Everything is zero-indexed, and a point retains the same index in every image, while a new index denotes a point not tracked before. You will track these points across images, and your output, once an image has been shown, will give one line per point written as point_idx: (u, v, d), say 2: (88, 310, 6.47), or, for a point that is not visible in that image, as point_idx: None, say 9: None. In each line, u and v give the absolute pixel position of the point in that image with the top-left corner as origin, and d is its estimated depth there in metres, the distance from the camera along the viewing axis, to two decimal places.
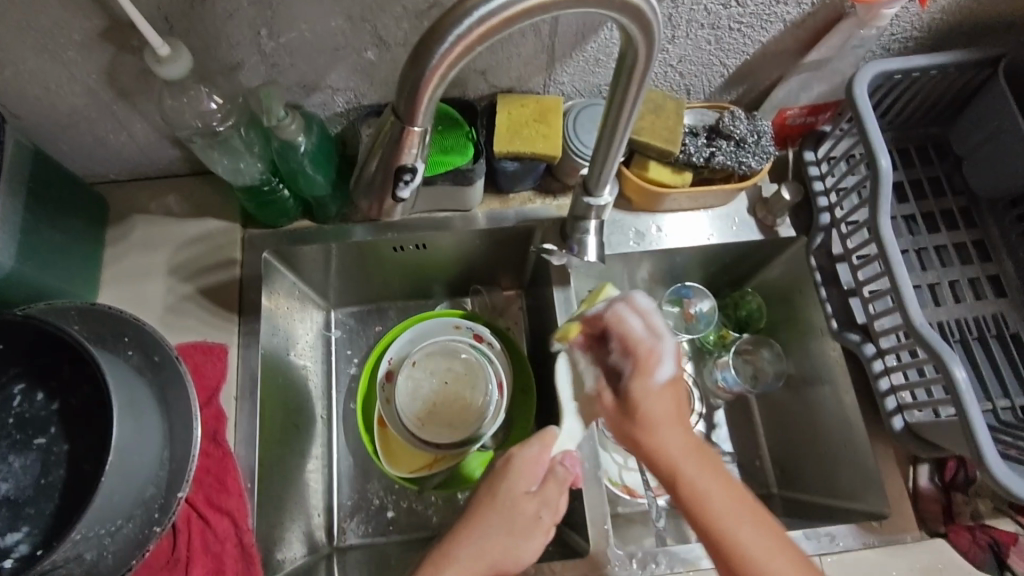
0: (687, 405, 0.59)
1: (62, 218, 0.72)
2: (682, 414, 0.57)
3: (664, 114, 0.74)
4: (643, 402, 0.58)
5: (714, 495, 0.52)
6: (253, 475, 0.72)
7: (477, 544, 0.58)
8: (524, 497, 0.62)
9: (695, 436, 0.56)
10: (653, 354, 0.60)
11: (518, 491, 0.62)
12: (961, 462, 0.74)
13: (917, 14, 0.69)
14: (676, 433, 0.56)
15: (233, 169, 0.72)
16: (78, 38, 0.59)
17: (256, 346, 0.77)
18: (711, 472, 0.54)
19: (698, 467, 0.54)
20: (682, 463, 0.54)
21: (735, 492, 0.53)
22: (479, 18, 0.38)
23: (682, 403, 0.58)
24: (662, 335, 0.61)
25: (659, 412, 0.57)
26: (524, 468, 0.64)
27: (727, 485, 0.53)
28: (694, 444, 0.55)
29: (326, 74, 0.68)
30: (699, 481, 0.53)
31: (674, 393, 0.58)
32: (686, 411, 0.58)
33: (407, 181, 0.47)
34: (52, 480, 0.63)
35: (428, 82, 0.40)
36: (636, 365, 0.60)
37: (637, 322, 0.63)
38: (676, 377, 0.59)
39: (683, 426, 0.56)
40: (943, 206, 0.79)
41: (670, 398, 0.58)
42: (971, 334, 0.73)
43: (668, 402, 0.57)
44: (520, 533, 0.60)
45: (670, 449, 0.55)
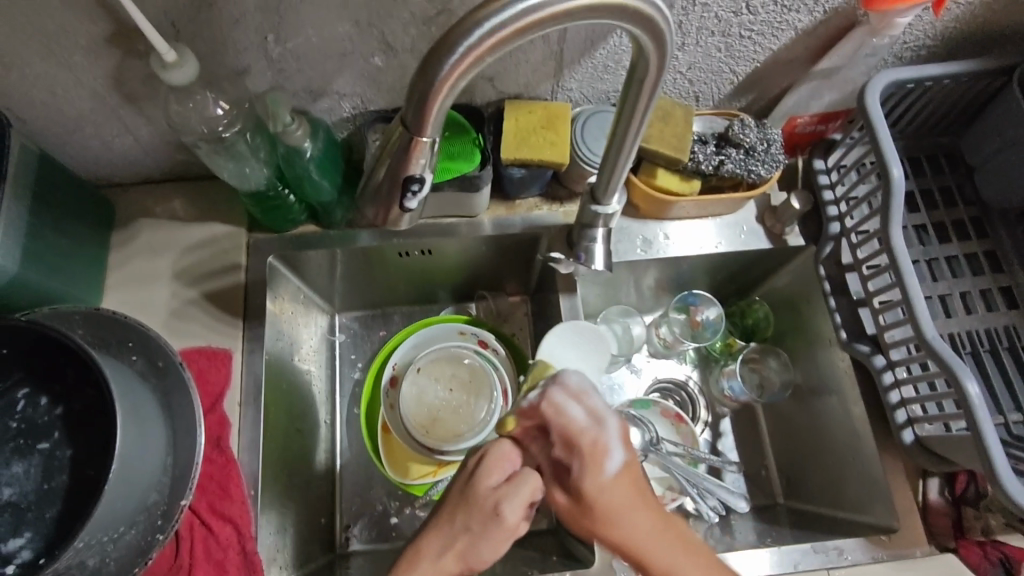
0: (644, 482, 0.56)
1: (67, 222, 0.72)
2: (644, 501, 0.54)
3: (673, 121, 0.73)
4: (599, 496, 0.54)
5: (686, 571, 0.51)
6: (255, 483, 0.71)
7: (440, 534, 0.56)
8: (488, 491, 0.58)
9: (661, 514, 0.54)
10: (601, 445, 0.56)
11: (485, 484, 0.59)
12: (972, 476, 0.74)
13: (931, 23, 0.68)
14: (637, 520, 0.53)
15: (239, 175, 0.71)
16: (84, 43, 0.58)
17: (261, 352, 0.76)
18: (678, 546, 0.52)
19: (666, 539, 0.52)
20: (651, 551, 0.52)
21: (709, 565, 0.51)
22: (490, 29, 0.37)
23: (636, 475, 0.56)
24: (605, 421, 0.58)
25: (619, 505, 0.54)
26: (495, 462, 0.60)
27: (698, 562, 0.51)
28: (655, 518, 0.53)
29: (333, 80, 0.68)
30: (665, 564, 0.51)
31: (630, 466, 0.56)
32: (645, 488, 0.55)
33: (415, 191, 0.46)
34: (55, 485, 0.63)
35: (437, 92, 0.39)
36: (582, 460, 0.56)
37: (579, 413, 0.59)
38: (624, 449, 0.57)
39: (643, 504, 0.54)
40: (955, 216, 0.78)
41: (630, 486, 0.55)
42: (982, 346, 0.72)
43: (630, 479, 0.55)
44: (479, 532, 0.56)
45: (625, 511, 0.53)
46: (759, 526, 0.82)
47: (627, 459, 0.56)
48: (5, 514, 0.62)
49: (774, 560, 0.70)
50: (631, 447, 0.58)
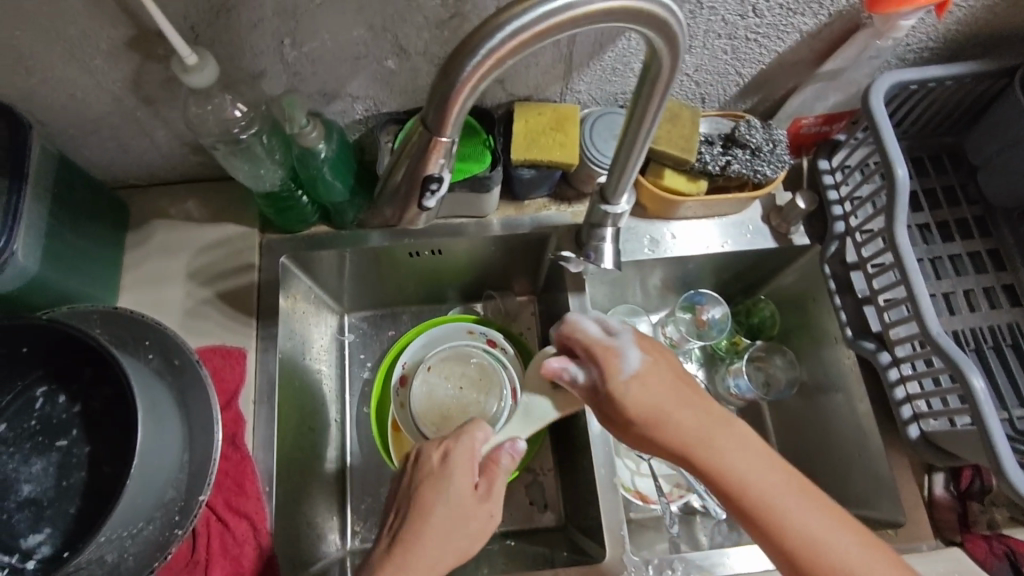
0: (678, 376, 0.59)
1: (85, 224, 0.73)
2: (683, 393, 0.58)
3: (680, 122, 0.74)
4: (630, 404, 0.58)
5: (739, 456, 0.54)
6: (271, 479, 0.72)
7: (437, 536, 0.57)
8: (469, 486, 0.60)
9: (705, 410, 0.57)
10: (616, 350, 0.60)
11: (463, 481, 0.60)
12: (977, 471, 0.74)
13: (934, 25, 0.69)
14: (686, 414, 0.56)
15: (253, 176, 0.72)
16: (105, 46, 0.59)
17: (275, 350, 0.77)
18: (724, 435, 0.55)
19: (714, 423, 0.56)
20: (695, 434, 0.55)
21: (760, 449, 0.55)
22: (510, 32, 0.39)
23: (669, 359, 0.60)
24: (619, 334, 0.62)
25: (658, 401, 0.57)
26: (463, 462, 0.61)
27: (746, 446, 0.55)
28: (694, 398, 0.58)
29: (346, 82, 0.69)
30: (722, 450, 0.54)
31: (657, 357, 0.60)
32: (681, 384, 0.59)
33: (433, 190, 0.47)
34: (72, 482, 0.64)
35: (458, 94, 0.40)
36: (602, 369, 0.60)
37: (615, 322, 0.64)
38: (645, 347, 0.61)
39: (679, 386, 0.58)
40: (958, 215, 0.79)
41: (659, 381, 0.58)
42: (986, 343, 0.73)
43: (667, 368, 0.59)
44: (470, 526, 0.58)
45: (679, 408, 0.57)
46: None
47: (650, 347, 0.61)
48: (25, 510, 0.63)
49: None
50: (649, 346, 0.61)
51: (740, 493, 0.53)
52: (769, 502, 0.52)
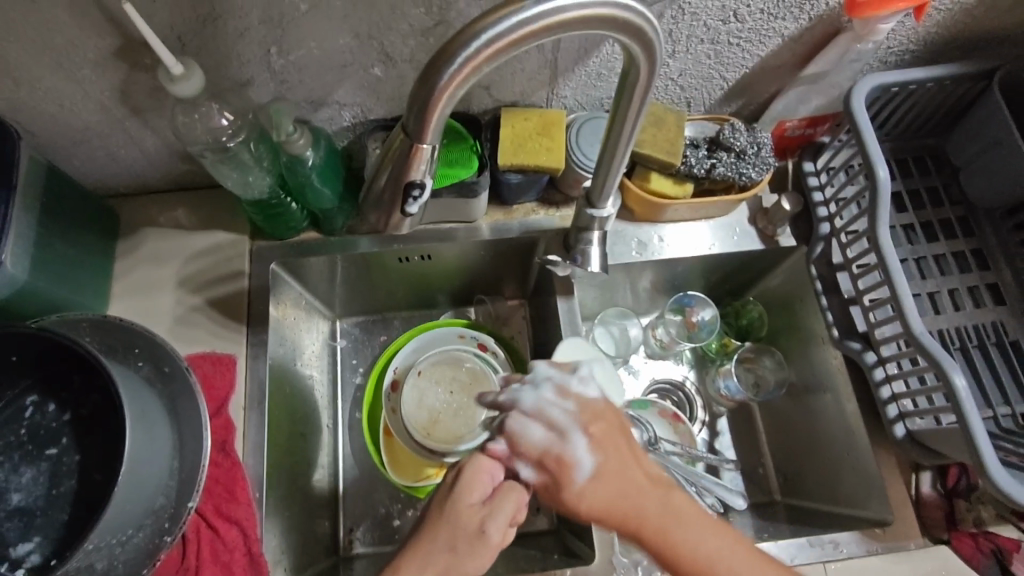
0: (627, 461, 0.57)
1: (75, 233, 0.73)
2: (634, 483, 0.55)
3: (665, 127, 0.75)
4: (583, 506, 0.55)
5: (687, 533, 0.52)
6: (261, 483, 0.73)
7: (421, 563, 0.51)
8: (470, 510, 0.55)
9: (657, 491, 0.55)
10: (567, 457, 0.57)
11: (464, 503, 0.55)
12: (963, 469, 0.75)
13: (913, 28, 0.70)
14: (643, 501, 0.54)
15: (242, 183, 0.72)
16: (93, 56, 0.60)
17: (265, 356, 0.78)
18: (677, 515, 0.53)
19: (664, 502, 0.54)
20: (651, 522, 0.53)
21: (710, 524, 0.53)
22: (487, 40, 0.39)
23: (620, 444, 0.58)
24: (567, 435, 0.59)
25: (612, 500, 0.54)
26: (473, 476, 0.57)
27: (699, 527, 0.53)
28: (647, 483, 0.55)
29: (334, 90, 0.69)
30: (680, 529, 0.52)
31: (606, 449, 0.57)
32: (630, 469, 0.56)
33: (415, 196, 0.48)
34: (63, 490, 0.64)
35: (436, 101, 0.41)
36: (553, 479, 0.57)
37: (559, 413, 0.61)
38: (597, 438, 0.58)
39: (630, 474, 0.56)
40: (942, 215, 0.80)
41: (612, 478, 0.55)
42: (971, 342, 0.74)
43: (620, 455, 0.57)
44: (462, 556, 0.52)
45: (633, 501, 0.54)
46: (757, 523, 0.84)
47: (601, 434, 0.58)
48: (14, 520, 0.63)
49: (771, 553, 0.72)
50: (601, 435, 0.58)
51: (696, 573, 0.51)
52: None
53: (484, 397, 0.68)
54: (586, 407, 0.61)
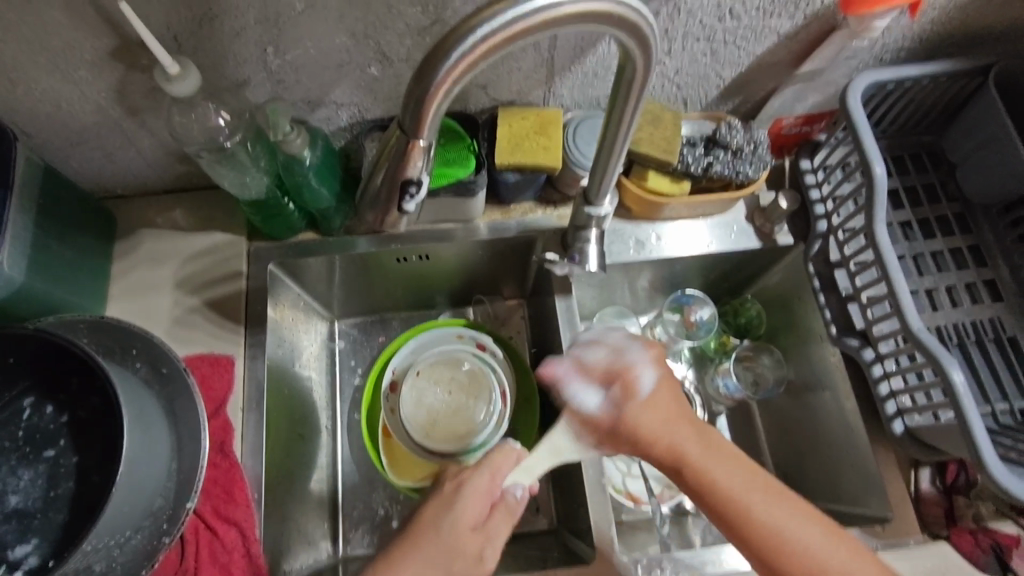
0: (680, 394, 0.64)
1: (72, 234, 0.73)
2: (683, 415, 0.62)
3: (662, 125, 0.75)
4: (637, 426, 0.62)
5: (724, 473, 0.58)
6: (260, 484, 0.73)
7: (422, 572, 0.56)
8: (467, 534, 0.60)
9: (703, 428, 0.61)
10: (630, 371, 0.65)
11: (462, 525, 0.60)
12: (962, 465, 0.75)
13: (908, 25, 0.71)
14: (687, 434, 0.60)
15: (239, 184, 0.72)
16: (89, 57, 0.60)
17: (263, 357, 0.77)
18: (716, 451, 0.59)
19: (705, 439, 0.60)
20: (694, 456, 0.59)
21: (747, 462, 0.59)
22: (482, 35, 0.39)
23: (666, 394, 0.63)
24: (626, 353, 0.67)
25: (661, 428, 0.61)
26: (473, 499, 0.63)
27: (737, 461, 0.59)
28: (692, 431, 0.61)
29: (331, 90, 0.69)
30: (718, 460, 0.58)
31: (660, 379, 0.64)
32: (681, 402, 0.63)
33: (412, 194, 0.48)
34: (60, 492, 0.64)
35: (432, 99, 0.41)
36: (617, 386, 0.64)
37: (609, 339, 0.69)
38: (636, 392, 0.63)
39: (679, 406, 0.62)
40: (939, 212, 0.80)
41: (664, 404, 0.62)
42: (969, 338, 0.74)
43: (672, 389, 0.64)
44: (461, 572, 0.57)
45: (678, 430, 0.60)
46: None
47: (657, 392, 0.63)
48: (10, 522, 0.63)
49: None
50: (660, 368, 0.65)
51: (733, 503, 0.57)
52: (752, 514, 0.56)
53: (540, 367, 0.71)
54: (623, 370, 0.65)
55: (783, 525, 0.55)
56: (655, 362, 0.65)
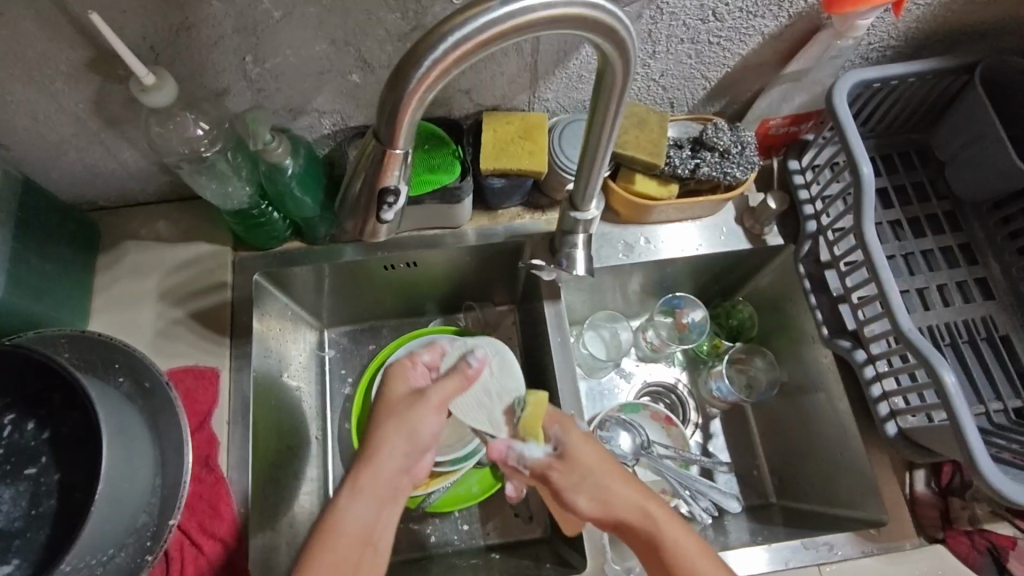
0: (613, 457, 0.60)
1: (52, 247, 0.72)
2: (605, 473, 0.59)
3: (648, 128, 0.75)
4: (574, 452, 0.60)
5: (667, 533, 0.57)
6: (245, 500, 0.71)
7: (395, 443, 0.62)
8: (404, 396, 0.65)
9: (632, 482, 0.59)
10: (570, 432, 0.61)
11: (397, 395, 0.65)
12: (957, 466, 0.74)
13: (894, 23, 0.70)
14: (612, 495, 0.58)
15: (221, 194, 0.71)
16: (64, 68, 0.59)
17: (248, 369, 0.76)
18: (652, 520, 0.57)
19: (619, 499, 0.58)
20: (628, 516, 0.57)
21: (680, 529, 0.57)
22: (453, 43, 0.38)
23: (597, 448, 0.61)
24: (566, 435, 0.61)
25: (578, 479, 0.59)
26: (399, 377, 0.67)
27: (663, 520, 0.57)
28: (638, 506, 0.57)
29: (312, 98, 0.69)
30: (633, 528, 0.57)
31: (583, 447, 0.60)
32: (612, 461, 0.60)
33: (390, 204, 0.47)
34: (42, 510, 0.64)
35: (405, 107, 0.40)
36: (559, 455, 0.60)
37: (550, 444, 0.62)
38: (573, 462, 0.59)
39: (600, 471, 0.59)
40: (929, 210, 0.80)
41: (581, 445, 0.60)
42: (960, 338, 0.73)
43: (591, 450, 0.60)
44: (411, 416, 0.63)
45: (603, 495, 0.58)
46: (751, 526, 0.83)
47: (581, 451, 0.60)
48: None
49: (765, 557, 0.70)
50: (588, 450, 0.60)
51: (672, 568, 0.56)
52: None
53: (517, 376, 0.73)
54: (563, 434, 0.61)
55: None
56: (569, 437, 0.61)
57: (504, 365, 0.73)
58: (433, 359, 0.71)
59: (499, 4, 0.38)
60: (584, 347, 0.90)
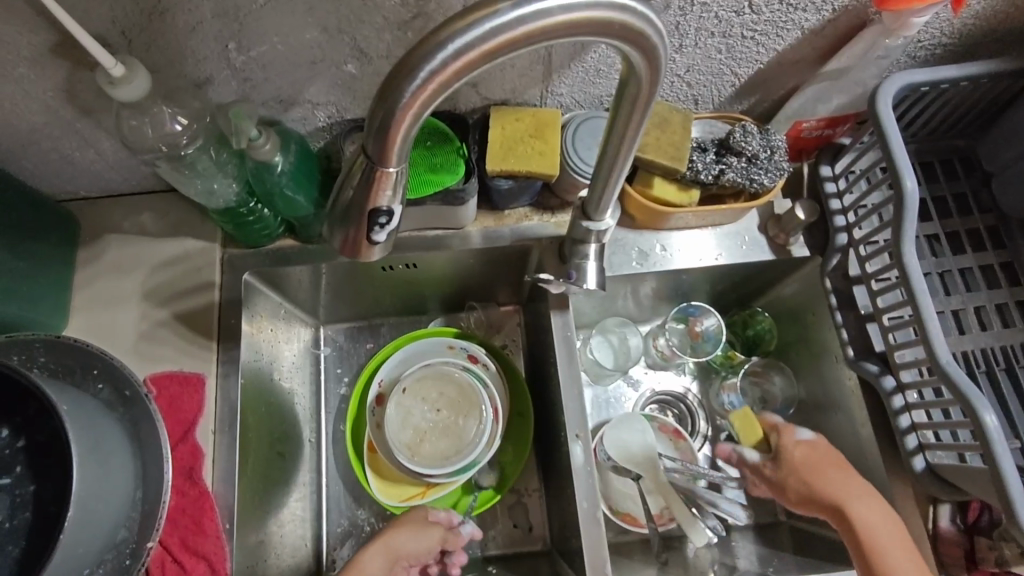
0: (825, 454, 0.71)
1: (25, 243, 0.68)
2: (826, 465, 0.70)
3: (670, 128, 0.69)
4: (795, 455, 0.71)
5: (874, 524, 0.65)
6: (231, 515, 0.68)
7: (409, 537, 0.73)
8: (418, 525, 0.74)
9: (844, 467, 0.70)
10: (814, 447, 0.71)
11: (416, 518, 0.75)
12: (985, 504, 0.70)
13: (949, 20, 0.63)
14: (838, 483, 0.68)
15: (206, 192, 0.66)
16: (27, 54, 0.54)
17: (236, 375, 0.72)
18: (848, 493, 0.67)
19: (837, 474, 0.69)
20: (834, 486, 0.68)
21: (881, 504, 0.66)
22: (453, 51, 0.33)
23: (829, 456, 0.70)
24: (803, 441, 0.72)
25: (837, 489, 0.67)
26: (411, 524, 0.74)
27: (858, 488, 0.67)
28: (836, 498, 0.67)
29: (303, 88, 0.63)
30: (852, 495, 0.67)
31: (806, 450, 0.71)
32: (825, 458, 0.70)
33: (382, 225, 0.42)
34: (17, 522, 0.61)
35: (398, 123, 0.35)
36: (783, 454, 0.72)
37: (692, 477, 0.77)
38: (796, 465, 0.71)
39: (826, 465, 0.70)
40: (971, 225, 0.74)
41: (816, 449, 0.71)
42: (998, 365, 0.68)
43: (818, 452, 0.71)
44: (415, 543, 0.73)
45: (828, 477, 0.69)
46: (760, 551, 0.79)
47: (818, 456, 0.71)
48: None
49: None
50: (822, 450, 0.72)
51: (874, 554, 0.63)
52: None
53: (466, 405, 0.82)
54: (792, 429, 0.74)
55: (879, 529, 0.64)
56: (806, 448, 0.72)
57: (444, 379, 0.83)
58: (472, 360, 0.84)
59: (511, 5, 0.32)
60: (591, 353, 0.86)
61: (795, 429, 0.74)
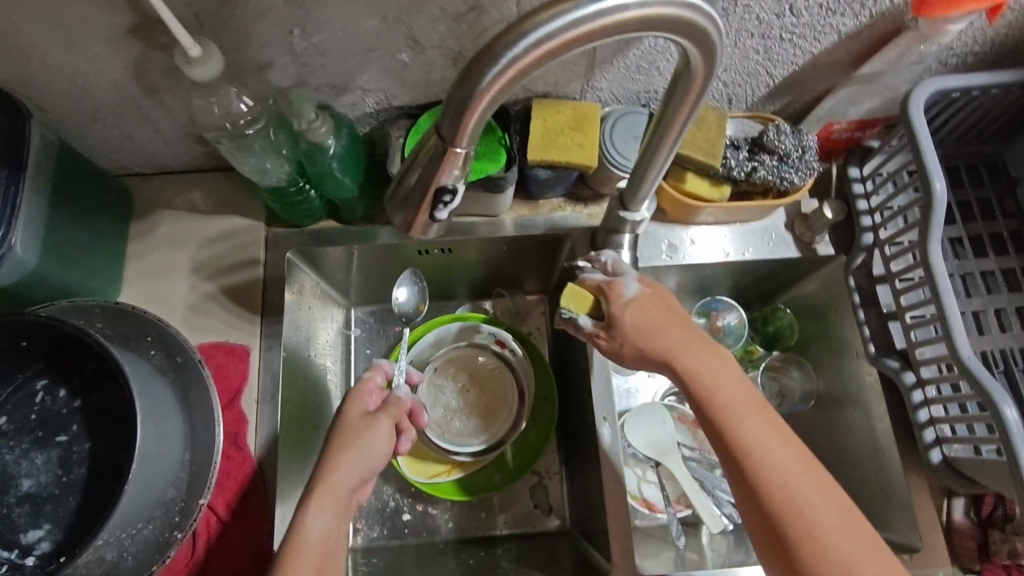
0: (664, 305, 0.62)
1: (86, 214, 0.71)
2: (670, 323, 0.60)
3: (706, 125, 0.71)
4: (625, 317, 0.60)
5: (765, 446, 0.53)
6: (272, 480, 0.71)
7: (351, 463, 0.59)
8: (358, 415, 0.64)
9: (712, 346, 0.59)
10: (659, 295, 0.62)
11: (353, 413, 0.64)
12: (1000, 497, 0.72)
13: (983, 28, 0.65)
14: (694, 352, 0.58)
15: (259, 170, 0.69)
16: (105, 34, 0.57)
17: (278, 348, 0.75)
18: (703, 370, 0.57)
19: (704, 356, 0.58)
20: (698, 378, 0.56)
21: (732, 373, 0.57)
22: (535, 40, 0.35)
23: (658, 309, 0.61)
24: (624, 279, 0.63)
25: (693, 358, 0.57)
26: (346, 428, 0.62)
27: (725, 371, 0.57)
28: (693, 371, 0.57)
29: (357, 75, 0.66)
30: (702, 378, 0.57)
31: (651, 303, 0.61)
32: (667, 310, 0.61)
33: (446, 203, 0.44)
34: (74, 477, 0.64)
35: (476, 104, 0.37)
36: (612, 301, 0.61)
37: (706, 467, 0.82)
38: (629, 331, 0.60)
39: (673, 327, 0.60)
40: (994, 229, 0.75)
41: (651, 306, 0.61)
42: (1016, 365, 0.70)
43: (656, 315, 0.60)
44: (367, 434, 0.62)
45: (679, 350, 0.58)
46: None
47: (648, 309, 0.60)
48: (24, 506, 0.63)
49: None
50: (656, 305, 0.61)
51: (769, 489, 0.51)
52: (801, 505, 0.50)
53: (492, 387, 0.87)
54: (618, 285, 0.62)
55: (765, 446, 0.53)
56: (639, 299, 0.61)
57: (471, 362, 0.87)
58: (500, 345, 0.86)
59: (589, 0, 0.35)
60: None
61: (621, 283, 0.62)
